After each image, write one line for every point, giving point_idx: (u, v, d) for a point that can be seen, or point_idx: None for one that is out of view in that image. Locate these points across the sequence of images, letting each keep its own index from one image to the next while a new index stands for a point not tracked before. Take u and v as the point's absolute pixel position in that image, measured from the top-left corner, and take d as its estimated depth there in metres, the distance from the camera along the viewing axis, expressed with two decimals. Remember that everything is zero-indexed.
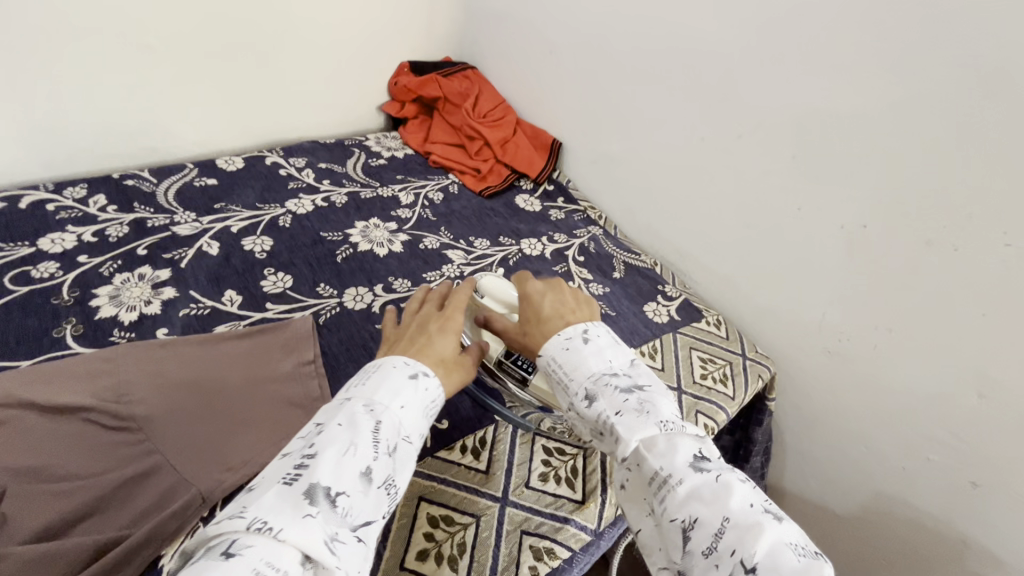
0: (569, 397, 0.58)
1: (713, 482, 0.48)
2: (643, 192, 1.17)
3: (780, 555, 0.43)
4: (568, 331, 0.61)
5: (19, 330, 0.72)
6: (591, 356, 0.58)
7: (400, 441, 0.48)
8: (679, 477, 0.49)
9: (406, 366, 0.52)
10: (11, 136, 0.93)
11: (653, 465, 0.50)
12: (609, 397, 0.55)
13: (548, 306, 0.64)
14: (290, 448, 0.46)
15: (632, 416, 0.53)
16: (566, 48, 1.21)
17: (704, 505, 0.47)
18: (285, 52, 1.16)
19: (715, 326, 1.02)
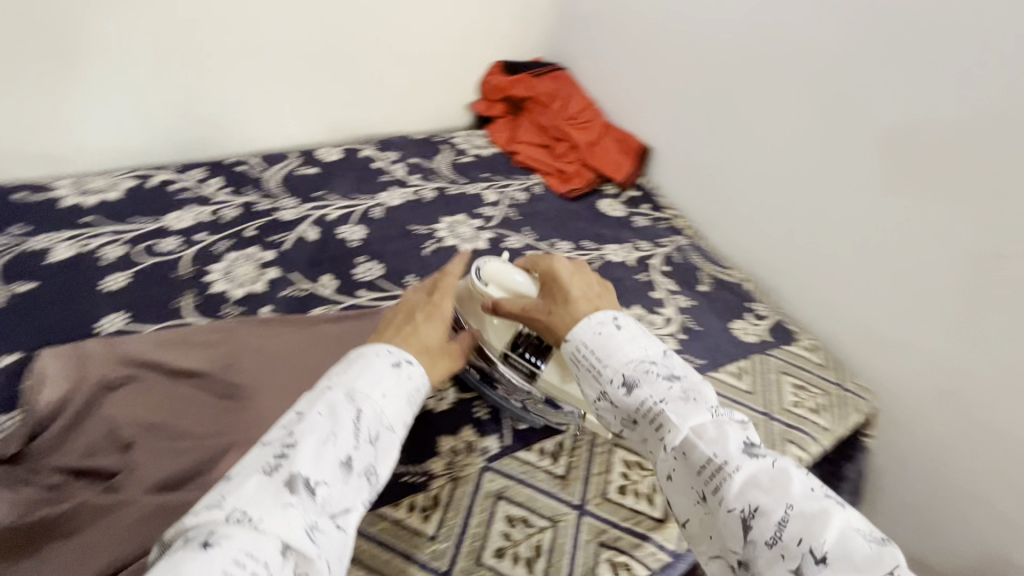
0: (600, 386, 0.55)
1: (771, 469, 0.46)
2: (738, 205, 1.14)
3: (850, 542, 0.41)
4: (599, 315, 0.58)
5: (146, 297, 0.79)
6: (624, 342, 0.55)
7: (381, 428, 0.47)
8: (736, 464, 0.46)
9: (389, 354, 0.51)
10: (147, 119, 1.02)
11: (705, 453, 0.47)
12: (650, 384, 0.52)
13: (577, 289, 0.61)
14: (269, 438, 0.44)
15: (679, 403, 0.51)
16: (672, 54, 1.20)
17: (762, 493, 0.45)
18: (389, 49, 1.21)
19: (810, 351, 0.96)
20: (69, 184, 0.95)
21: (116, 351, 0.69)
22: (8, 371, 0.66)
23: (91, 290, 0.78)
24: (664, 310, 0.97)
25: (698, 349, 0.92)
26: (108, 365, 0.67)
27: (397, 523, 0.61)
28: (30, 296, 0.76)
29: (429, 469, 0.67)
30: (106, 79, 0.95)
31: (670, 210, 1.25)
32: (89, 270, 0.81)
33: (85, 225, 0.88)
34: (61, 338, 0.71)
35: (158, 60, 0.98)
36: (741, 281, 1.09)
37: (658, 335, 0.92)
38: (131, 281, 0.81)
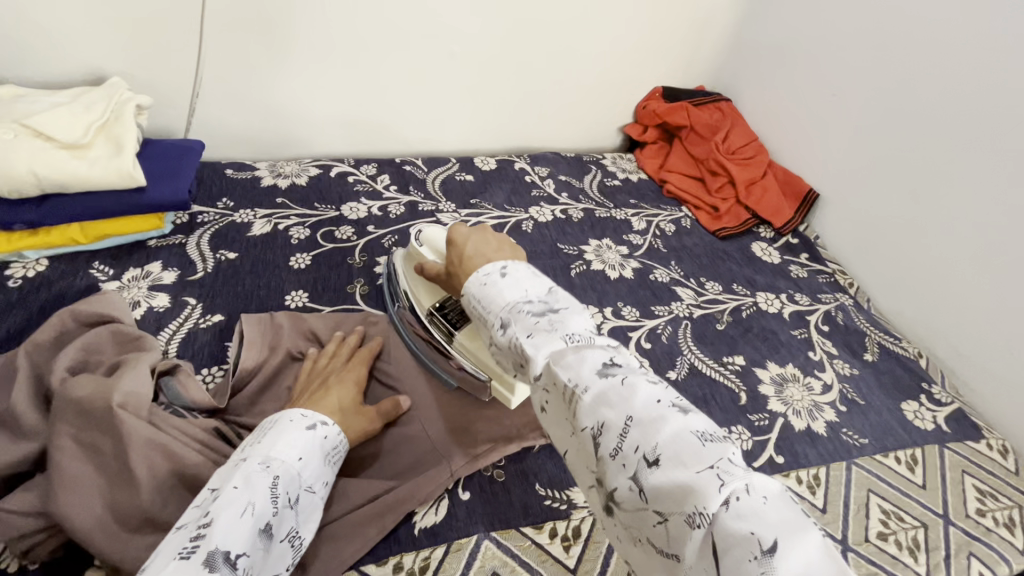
0: (487, 331, 0.52)
1: (619, 386, 0.44)
2: (924, 270, 1.02)
3: (680, 441, 0.40)
4: (486, 267, 0.55)
5: (325, 279, 0.86)
6: (505, 287, 0.52)
7: (300, 491, 0.53)
8: (585, 385, 0.44)
9: (302, 418, 0.57)
10: (336, 115, 1.12)
11: (561, 378, 0.45)
12: (520, 321, 0.49)
13: (472, 246, 0.60)
14: (182, 520, 0.46)
15: (542, 335, 0.48)
16: (861, 97, 1.10)
17: (610, 411, 0.43)
18: (557, 67, 1.22)
19: (1000, 454, 0.83)
20: (267, 167, 1.06)
21: (301, 327, 0.76)
22: (215, 329, 0.75)
23: (282, 266, 0.87)
24: (822, 374, 0.89)
25: (861, 425, 0.83)
26: (295, 338, 0.75)
27: (539, 547, 0.61)
28: (233, 263, 0.85)
29: (571, 498, 0.66)
30: (310, 77, 1.04)
31: (832, 263, 1.15)
32: (280, 248, 0.90)
33: (279, 205, 0.98)
34: (255, 307, 0.80)
35: (356, 63, 1.06)
36: (916, 355, 0.98)
37: (816, 402, 0.85)
38: (312, 263, 0.88)
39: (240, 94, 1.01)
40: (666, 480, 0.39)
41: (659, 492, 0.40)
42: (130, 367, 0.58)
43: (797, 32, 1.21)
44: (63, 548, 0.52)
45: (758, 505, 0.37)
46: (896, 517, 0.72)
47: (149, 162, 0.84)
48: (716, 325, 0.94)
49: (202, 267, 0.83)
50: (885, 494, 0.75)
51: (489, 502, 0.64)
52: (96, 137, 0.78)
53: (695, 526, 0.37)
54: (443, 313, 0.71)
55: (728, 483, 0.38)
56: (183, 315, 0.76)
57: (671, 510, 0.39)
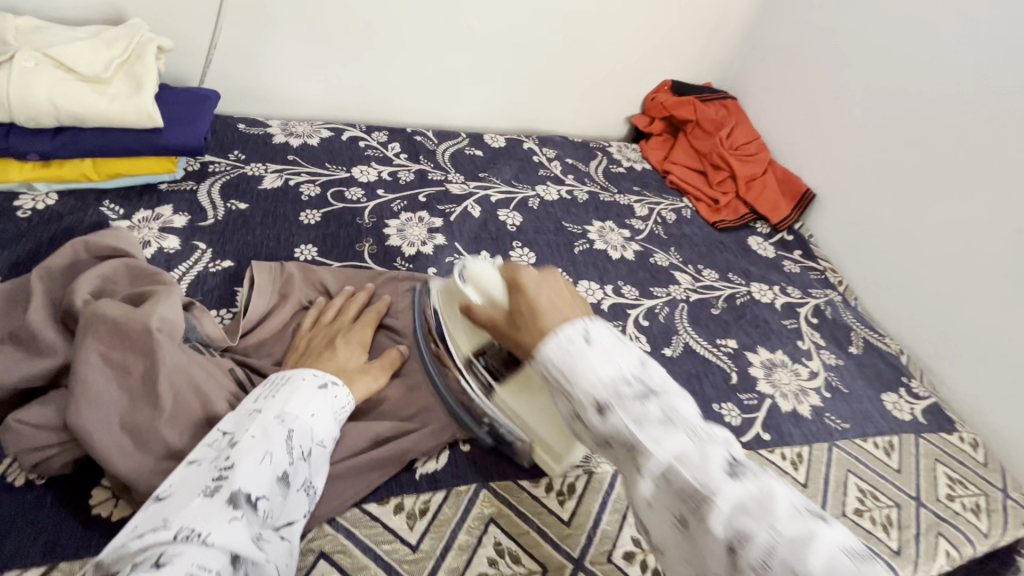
0: (573, 407, 0.45)
1: (753, 491, 0.39)
2: (911, 272, 1.05)
3: (836, 563, 0.35)
4: (566, 329, 0.47)
5: (334, 236, 0.87)
6: (594, 358, 0.45)
7: (313, 445, 0.53)
8: (717, 489, 0.38)
9: (314, 378, 0.57)
10: (349, 79, 1.12)
11: (684, 476, 0.40)
12: (625, 407, 0.42)
13: (545, 299, 0.52)
14: (198, 457, 0.47)
15: (656, 427, 0.41)
16: (862, 101, 1.13)
17: (749, 519, 0.37)
18: (570, 52, 1.24)
19: (971, 447, 0.87)
20: (279, 125, 1.06)
21: (312, 280, 0.77)
22: (224, 274, 0.76)
23: (292, 220, 0.88)
24: (809, 362, 0.93)
25: (843, 411, 0.86)
26: (304, 289, 0.76)
27: (535, 499, 0.63)
28: (243, 213, 0.85)
29: None
30: (328, 38, 1.05)
31: (823, 261, 1.19)
32: (290, 202, 0.90)
33: (290, 162, 0.98)
34: (264, 256, 0.80)
35: (374, 29, 1.06)
36: (898, 352, 1.02)
37: (802, 387, 0.88)
38: (321, 220, 0.89)
39: (258, 49, 1.01)
40: None
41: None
42: (164, 294, 0.58)
43: (805, 36, 1.24)
44: (73, 466, 0.52)
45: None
46: (872, 496, 0.75)
47: (166, 106, 0.84)
48: (711, 309, 0.97)
49: (212, 214, 0.83)
50: (863, 475, 0.78)
51: (488, 455, 0.66)
52: (116, 73, 0.78)
53: None
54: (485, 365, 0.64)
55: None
56: (193, 258, 0.76)
57: None
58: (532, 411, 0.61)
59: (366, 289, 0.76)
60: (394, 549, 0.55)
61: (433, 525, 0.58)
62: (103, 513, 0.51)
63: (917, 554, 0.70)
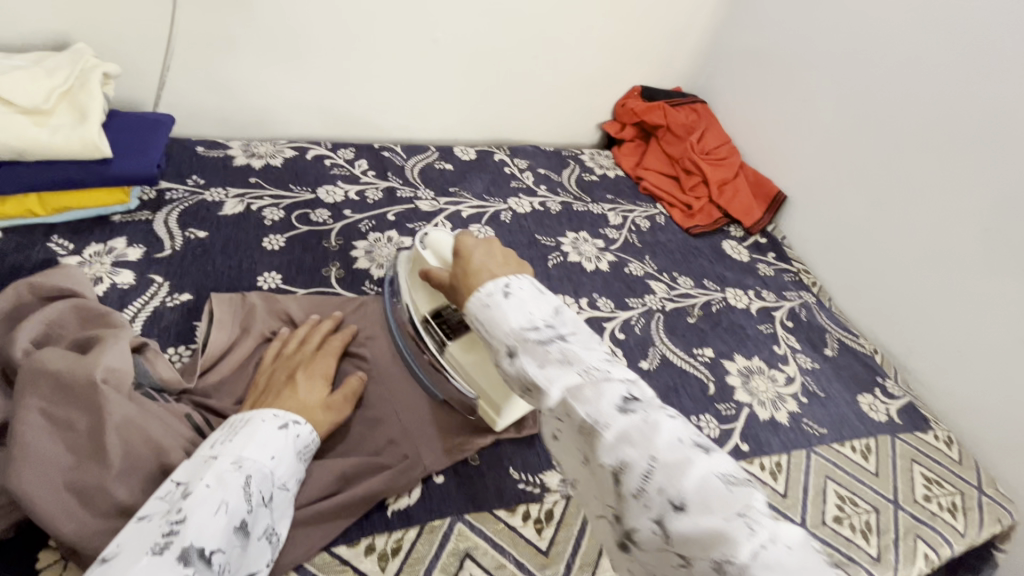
0: (493, 354, 0.49)
1: (641, 423, 0.41)
2: (882, 271, 1.07)
3: (708, 487, 0.38)
4: (487, 287, 0.51)
5: (299, 262, 0.85)
6: (511, 309, 0.49)
7: (273, 489, 0.51)
8: (604, 421, 0.42)
9: (274, 419, 0.55)
10: (312, 95, 1.09)
11: (579, 413, 0.43)
12: (529, 352, 0.46)
13: (477, 260, 0.55)
14: (148, 511, 0.45)
15: (554, 366, 0.45)
16: (828, 103, 1.14)
17: (631, 449, 0.41)
18: (538, 60, 1.23)
19: (946, 445, 0.88)
20: (240, 146, 1.03)
21: (276, 310, 0.74)
22: (183, 308, 0.73)
23: (255, 247, 0.85)
24: (786, 367, 0.93)
25: (821, 415, 0.86)
26: (267, 319, 0.73)
27: (512, 529, 0.61)
28: (203, 242, 0.82)
29: (545, 482, 0.66)
30: (287, 56, 1.02)
31: (796, 262, 1.20)
32: (252, 228, 0.87)
33: (252, 185, 0.95)
34: (225, 287, 0.77)
35: (335, 44, 1.04)
36: (872, 351, 1.02)
37: (780, 393, 0.88)
38: (285, 245, 0.87)
39: (213, 68, 0.98)
40: (693, 525, 0.37)
41: (684, 538, 0.37)
42: (110, 340, 0.55)
43: (771, 39, 1.25)
44: (16, 528, 0.49)
45: (781, 555, 0.35)
46: (851, 502, 0.75)
47: (117, 134, 0.80)
48: (688, 318, 0.97)
49: (169, 245, 0.80)
50: (842, 481, 0.78)
51: (463, 485, 0.64)
52: (59, 103, 0.74)
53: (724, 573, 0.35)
54: (440, 322, 0.68)
55: (757, 533, 0.36)
56: (149, 292, 0.73)
57: (698, 557, 0.37)
58: (481, 363, 0.65)
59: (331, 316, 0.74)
60: None
61: (407, 564, 0.56)
62: None
63: (897, 558, 0.71)
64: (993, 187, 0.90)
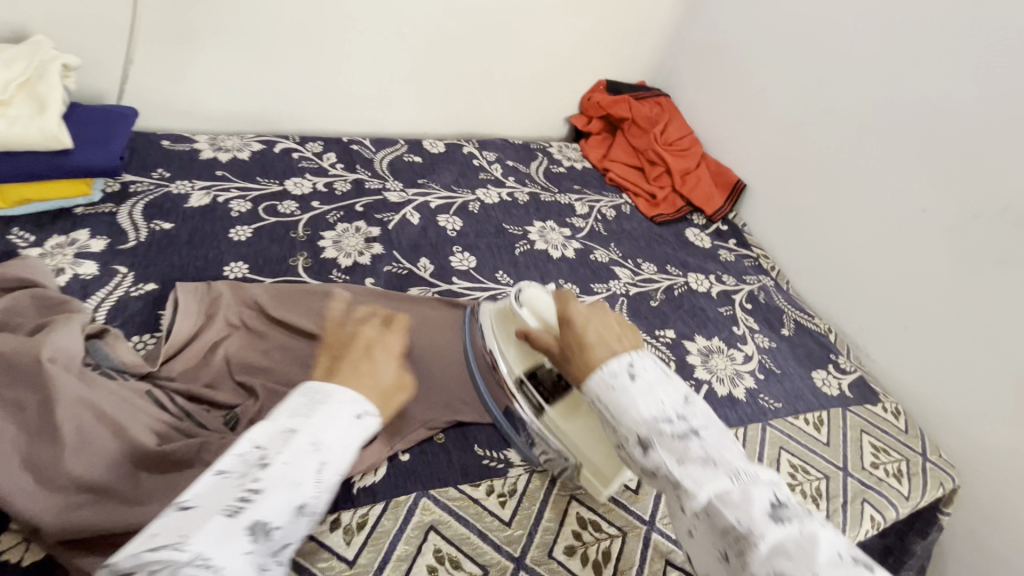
0: (621, 442, 0.53)
1: (796, 535, 0.44)
2: (835, 254, 1.11)
3: None
4: (612, 364, 0.54)
5: (266, 252, 0.86)
6: (638, 395, 0.52)
7: (336, 477, 0.49)
8: (753, 527, 0.44)
9: (355, 408, 0.51)
10: (279, 89, 1.09)
11: (729, 519, 0.45)
12: (667, 446, 0.49)
13: (591, 331, 0.59)
14: (223, 467, 0.44)
15: (697, 465, 0.48)
16: (783, 94, 1.19)
17: (789, 563, 0.42)
18: (504, 54, 1.25)
19: (894, 416, 0.93)
20: (207, 140, 1.03)
21: (243, 297, 0.75)
22: (147, 297, 0.73)
23: (221, 238, 0.85)
24: (744, 346, 0.97)
25: (777, 391, 0.90)
26: (233, 306, 0.74)
27: (476, 502, 0.64)
28: (168, 233, 0.83)
29: (508, 457, 0.69)
30: (252, 49, 1.02)
31: (756, 248, 1.24)
32: (218, 219, 0.88)
33: (218, 177, 0.96)
34: (190, 277, 0.78)
35: (300, 38, 1.05)
36: (826, 330, 1.07)
37: (737, 370, 0.92)
38: (252, 236, 0.87)
39: (177, 62, 0.98)
40: None
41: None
42: (60, 323, 0.56)
43: (729, 33, 1.29)
44: None
45: None
46: (802, 470, 0.79)
47: (77, 126, 0.80)
48: (651, 302, 1.00)
49: (133, 236, 0.80)
50: (795, 450, 0.82)
51: (427, 462, 0.66)
52: (17, 94, 0.74)
53: None
54: (536, 385, 0.67)
55: None
56: (113, 283, 0.73)
57: None
58: (587, 431, 0.64)
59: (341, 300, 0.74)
60: (330, 566, 0.55)
61: (372, 537, 0.58)
62: (12, 558, 0.48)
63: (845, 521, 0.75)
64: (931, 171, 0.96)
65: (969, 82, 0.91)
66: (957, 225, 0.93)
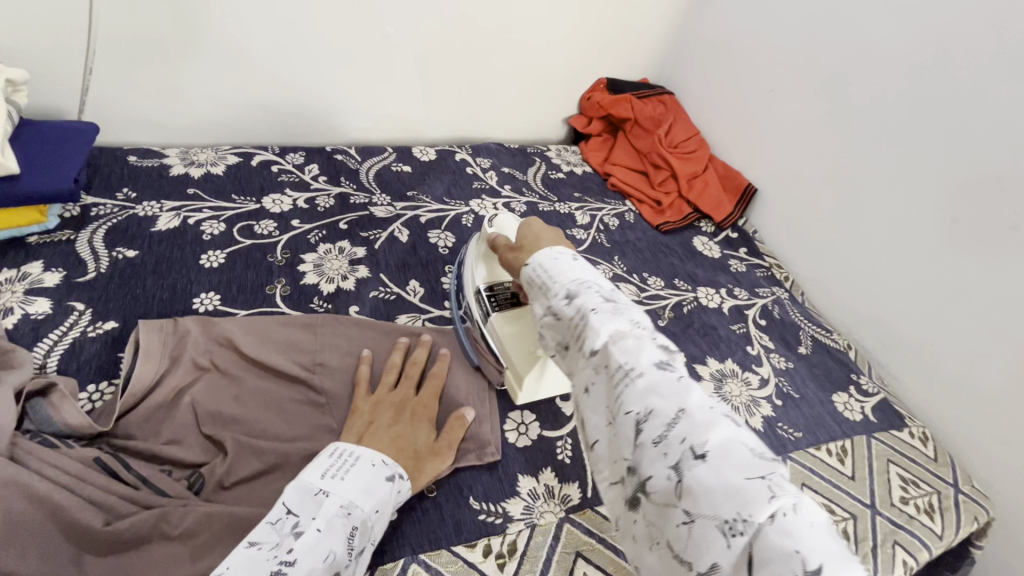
0: (548, 301, 0.55)
1: (675, 381, 0.46)
2: (854, 264, 1.04)
3: (729, 450, 0.41)
4: (554, 250, 0.59)
5: (240, 279, 0.79)
6: (574, 268, 0.56)
7: (369, 542, 0.52)
8: (640, 371, 0.46)
9: (383, 467, 0.56)
10: (255, 97, 1.02)
11: (617, 360, 0.47)
12: (587, 295, 0.52)
13: (544, 239, 0.64)
14: (260, 539, 0.48)
15: (607, 315, 0.50)
16: (795, 92, 1.11)
17: (660, 401, 0.45)
18: (497, 54, 1.17)
19: (922, 442, 0.86)
20: (178, 154, 0.96)
21: (212, 334, 0.68)
22: (106, 338, 0.66)
23: (192, 265, 0.78)
24: (760, 368, 0.90)
25: (796, 418, 0.84)
26: (202, 345, 0.67)
27: (471, 566, 0.57)
28: (132, 262, 0.76)
29: (507, 510, 0.62)
30: (223, 54, 0.94)
31: (768, 257, 1.17)
32: (188, 244, 0.81)
33: (189, 196, 0.88)
34: (155, 312, 0.71)
35: (275, 42, 0.97)
36: (846, 347, 1.00)
37: (753, 396, 0.85)
38: (226, 262, 0.80)
39: (141, 71, 0.90)
40: (709, 474, 0.40)
41: (693, 484, 0.40)
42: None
43: (737, 27, 1.21)
44: None
45: (799, 524, 0.37)
46: (827, 511, 0.73)
47: (27, 148, 0.73)
48: (658, 321, 0.93)
49: (93, 267, 0.73)
50: (818, 487, 0.76)
51: (417, 521, 0.59)
52: None
53: (730, 525, 0.38)
54: (491, 296, 0.72)
55: (777, 497, 0.38)
56: (68, 322, 0.66)
57: (702, 512, 0.40)
58: (522, 334, 0.69)
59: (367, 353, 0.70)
60: None
61: None
62: None
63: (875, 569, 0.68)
64: (960, 176, 0.88)
65: (1000, 81, 0.83)
66: (987, 238, 0.86)
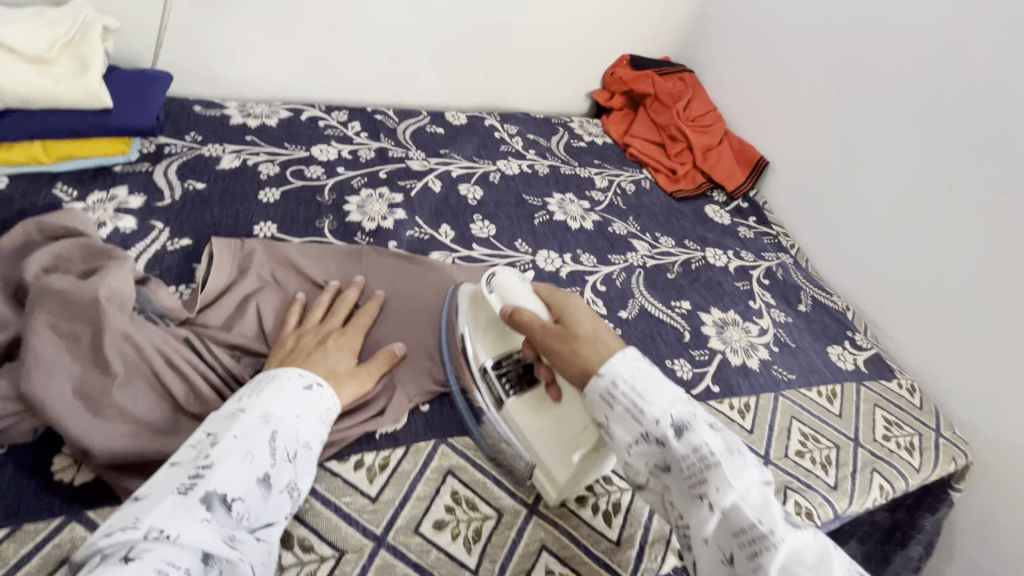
0: (641, 426, 0.51)
1: (809, 544, 0.45)
2: (856, 231, 1.10)
3: None
4: (626, 354, 0.54)
5: (293, 214, 0.88)
6: (663, 383, 0.53)
7: (298, 447, 0.53)
8: (778, 532, 0.44)
9: (300, 379, 0.57)
10: (306, 58, 1.11)
11: (749, 518, 0.45)
12: (700, 430, 0.49)
13: (586, 330, 0.58)
14: (181, 456, 0.49)
15: (729, 459, 0.48)
16: (809, 69, 1.17)
17: (804, 569, 0.43)
18: (528, 28, 1.25)
19: (909, 392, 0.93)
20: (236, 107, 1.06)
21: (274, 254, 0.78)
22: (183, 252, 0.77)
23: (252, 199, 0.88)
24: (760, 320, 0.98)
25: (791, 363, 0.91)
26: (264, 263, 0.77)
27: (491, 451, 0.66)
28: (201, 193, 0.86)
29: None
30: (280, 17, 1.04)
31: (776, 226, 1.24)
32: (248, 181, 0.91)
33: (247, 142, 0.99)
34: (223, 234, 0.81)
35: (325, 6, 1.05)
36: (845, 308, 1.07)
37: (752, 342, 0.93)
38: (280, 198, 0.90)
39: (209, 29, 1.00)
40: None
41: None
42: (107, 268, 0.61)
43: (757, 7, 1.27)
44: (35, 436, 0.54)
45: None
46: (813, 439, 0.80)
47: (117, 87, 0.84)
48: (667, 274, 1.01)
49: (168, 195, 0.84)
50: (806, 420, 0.83)
51: (446, 413, 0.69)
52: (62, 53, 0.77)
53: None
54: (500, 376, 0.66)
55: None
56: (151, 236, 0.77)
57: None
58: (544, 432, 0.62)
59: (330, 286, 0.75)
60: (354, 501, 0.58)
61: (393, 478, 0.61)
62: (65, 479, 0.52)
63: (853, 488, 0.76)
64: (956, 147, 0.94)
65: (999, 54, 0.88)
66: (980, 205, 0.91)
